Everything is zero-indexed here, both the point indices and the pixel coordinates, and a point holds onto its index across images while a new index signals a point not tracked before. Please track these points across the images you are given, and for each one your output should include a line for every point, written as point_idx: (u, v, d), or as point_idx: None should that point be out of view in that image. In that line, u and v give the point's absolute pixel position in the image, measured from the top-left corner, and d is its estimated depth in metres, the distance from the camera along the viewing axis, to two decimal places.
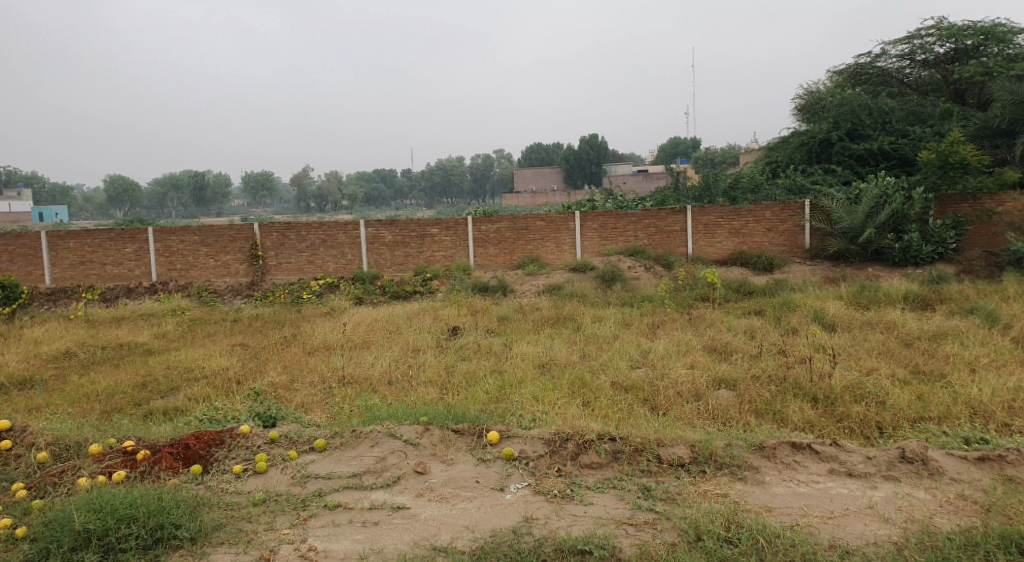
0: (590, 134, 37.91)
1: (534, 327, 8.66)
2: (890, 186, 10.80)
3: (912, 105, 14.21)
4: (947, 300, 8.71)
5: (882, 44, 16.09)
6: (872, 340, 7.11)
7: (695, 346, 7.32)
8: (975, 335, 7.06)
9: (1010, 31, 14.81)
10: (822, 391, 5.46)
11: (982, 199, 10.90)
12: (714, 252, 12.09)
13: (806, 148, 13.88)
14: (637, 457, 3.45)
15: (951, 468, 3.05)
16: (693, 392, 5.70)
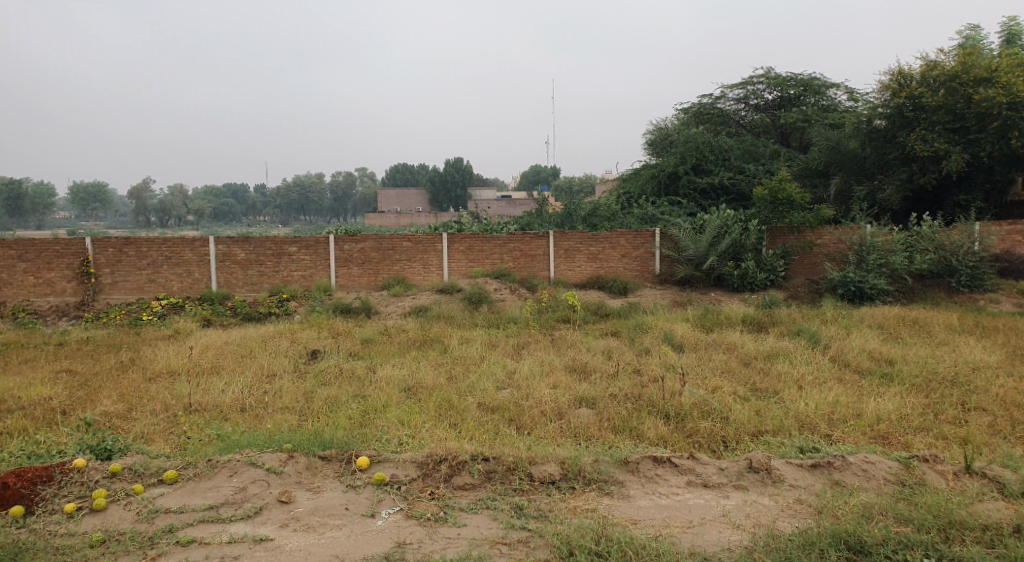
0: (455, 158, 38.10)
1: (399, 349, 8.53)
2: (729, 218, 11.93)
3: (747, 144, 15.72)
4: (778, 323, 9.65)
5: (721, 87, 17.72)
6: (715, 360, 7.71)
7: (557, 366, 7.55)
8: (801, 355, 7.86)
9: (824, 85, 16.88)
10: (674, 407, 5.83)
11: (805, 232, 12.24)
12: (574, 276, 12.59)
13: (656, 180, 14.89)
14: (510, 476, 3.48)
15: (790, 476, 3.34)
16: (556, 411, 5.87)
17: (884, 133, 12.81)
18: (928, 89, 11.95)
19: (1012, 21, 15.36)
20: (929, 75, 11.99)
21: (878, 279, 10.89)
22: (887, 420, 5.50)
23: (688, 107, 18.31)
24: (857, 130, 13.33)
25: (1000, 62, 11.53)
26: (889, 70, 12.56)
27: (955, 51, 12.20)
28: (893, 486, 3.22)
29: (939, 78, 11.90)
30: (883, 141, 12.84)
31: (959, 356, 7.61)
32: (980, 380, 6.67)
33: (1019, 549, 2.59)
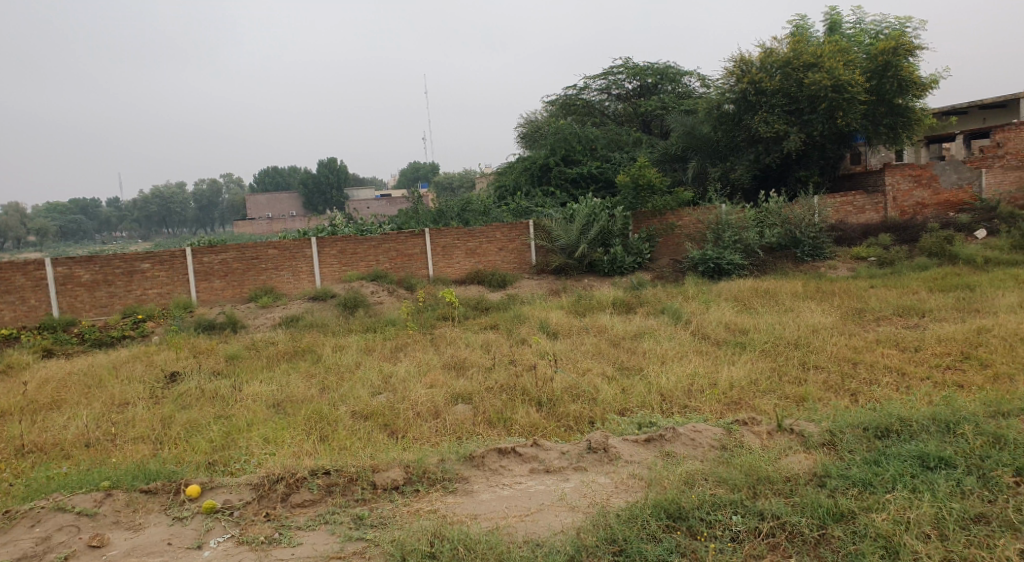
0: (329, 158, 37.07)
1: (268, 364, 8.15)
2: (596, 207, 12.31)
3: (613, 132, 16.28)
4: (645, 303, 10.08)
5: (584, 79, 18.25)
6: (587, 344, 7.93)
7: (433, 365, 7.49)
8: (664, 332, 8.24)
9: (678, 73, 17.81)
10: (545, 394, 5.91)
11: (666, 215, 12.81)
12: (452, 273, 12.56)
13: (529, 173, 15.17)
14: (352, 487, 3.42)
15: (626, 452, 3.52)
16: (431, 411, 5.81)
17: (732, 117, 13.68)
18: (766, 74, 12.85)
19: (834, 9, 16.80)
20: (767, 61, 12.87)
21: (733, 255, 11.62)
22: (738, 386, 5.86)
23: (555, 99, 18.72)
24: (708, 114, 14.13)
25: (825, 47, 12.54)
26: (732, 57, 13.40)
27: (787, 39, 13.16)
28: (716, 450, 3.47)
29: (775, 64, 12.80)
30: (732, 124, 13.76)
31: (801, 320, 8.28)
32: (817, 341, 7.27)
33: (812, 495, 2.84)
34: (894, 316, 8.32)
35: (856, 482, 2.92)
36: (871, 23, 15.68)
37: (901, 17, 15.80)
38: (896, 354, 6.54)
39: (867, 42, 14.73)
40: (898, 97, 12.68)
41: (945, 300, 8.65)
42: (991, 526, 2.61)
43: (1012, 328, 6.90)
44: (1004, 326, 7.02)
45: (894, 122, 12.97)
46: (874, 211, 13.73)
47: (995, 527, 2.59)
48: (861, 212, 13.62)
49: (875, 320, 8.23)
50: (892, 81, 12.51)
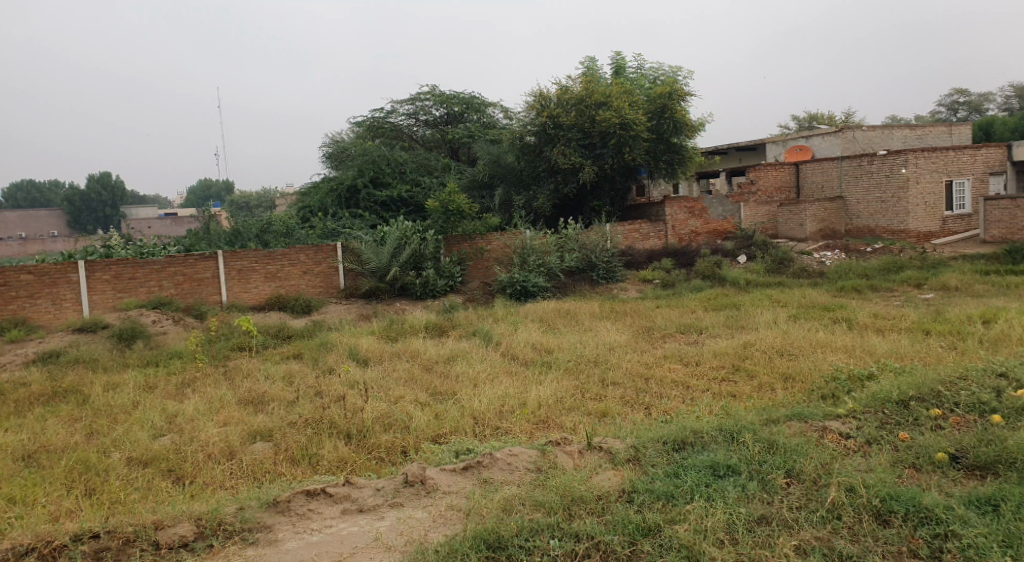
0: (102, 173, 32.91)
1: (18, 409, 6.88)
2: (408, 230, 12.23)
3: (421, 156, 16.29)
4: (456, 326, 10.13)
5: (391, 102, 18.14)
6: (398, 371, 7.73)
7: (228, 401, 6.83)
8: (476, 355, 8.30)
9: (483, 103, 18.38)
10: (355, 425, 5.63)
11: (476, 239, 13.08)
12: (250, 299, 11.65)
13: (335, 194, 14.62)
14: (129, 550, 2.96)
15: (443, 483, 3.45)
16: (225, 452, 5.26)
17: (533, 148, 14.40)
18: (563, 109, 13.68)
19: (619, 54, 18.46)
20: (563, 97, 13.74)
21: (537, 278, 12.13)
22: (546, 405, 6.04)
23: (362, 120, 18.37)
24: (513, 145, 14.74)
25: (612, 88, 13.65)
26: (532, 91, 14.12)
27: (580, 78, 14.16)
28: (532, 473, 3.53)
29: (570, 100, 13.69)
30: (533, 155, 14.48)
31: (600, 339, 8.83)
32: (615, 358, 7.78)
33: (622, 512, 2.98)
34: (677, 333, 9.21)
35: (660, 496, 3.12)
36: (649, 69, 17.46)
37: (673, 67, 17.80)
38: (681, 369, 7.21)
39: (647, 86, 16.35)
40: (674, 137, 14.20)
41: (718, 318, 9.77)
42: (771, 526, 2.91)
43: (770, 342, 7.95)
44: (764, 340, 8.07)
45: (671, 159, 14.50)
46: (657, 238, 15.19)
47: (774, 527, 2.90)
48: (646, 239, 15.01)
49: (661, 337, 9.05)
50: (668, 122, 13.98)
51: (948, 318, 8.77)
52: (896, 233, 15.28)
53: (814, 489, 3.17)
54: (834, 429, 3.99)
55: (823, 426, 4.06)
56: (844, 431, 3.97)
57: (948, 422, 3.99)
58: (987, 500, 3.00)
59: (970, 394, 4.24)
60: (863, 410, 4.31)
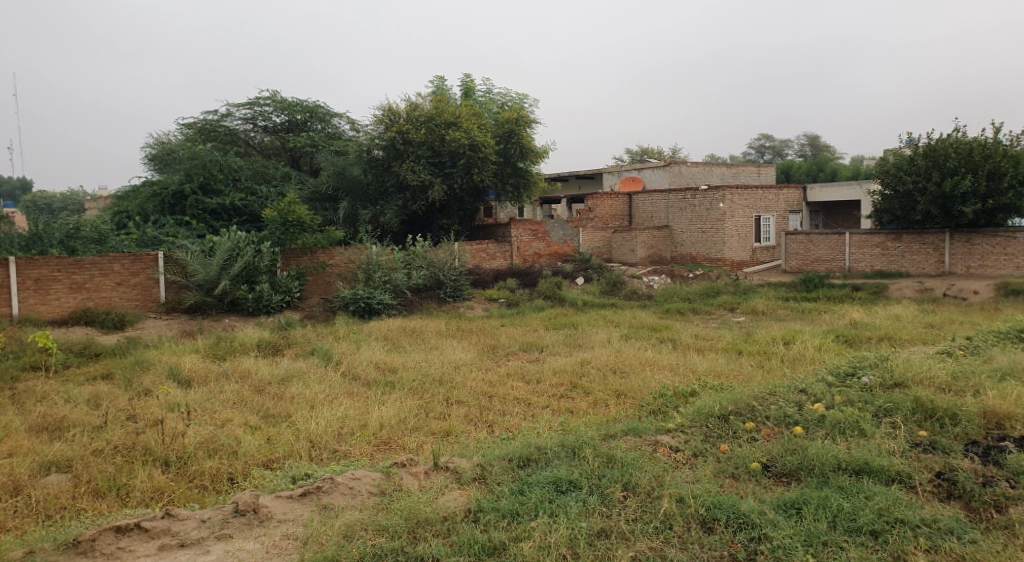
0: None
1: None
2: (241, 240, 11.32)
3: (258, 164, 15.40)
4: (293, 345, 9.61)
5: (227, 105, 17.05)
6: (226, 392, 7.16)
7: (16, 429, 5.92)
8: (314, 374, 7.92)
9: (328, 113, 17.84)
10: (175, 452, 5.10)
11: (317, 253, 12.54)
12: (49, 313, 10.31)
13: (158, 200, 13.41)
14: None
15: (278, 511, 3.22)
16: (11, 487, 4.55)
17: (381, 163, 14.18)
18: (412, 126, 13.62)
19: (468, 76, 18.78)
20: (413, 114, 13.68)
21: (382, 295, 11.87)
22: (388, 425, 5.87)
23: (192, 121, 17.08)
24: (359, 158, 14.41)
25: (462, 109, 13.85)
26: (381, 106, 13.93)
27: (429, 97, 14.20)
28: (375, 497, 3.41)
29: (419, 118, 13.67)
30: (381, 170, 14.26)
31: (444, 357, 8.81)
32: (459, 377, 7.78)
33: (467, 532, 2.99)
34: (519, 351, 9.44)
35: (505, 514, 3.16)
36: (497, 94, 17.93)
37: (520, 94, 18.40)
38: (523, 387, 7.37)
39: (495, 111, 16.78)
40: (520, 161, 14.65)
41: (557, 337, 10.15)
42: (609, 538, 3.04)
43: (605, 360, 8.39)
44: (600, 358, 8.50)
45: (517, 183, 14.94)
46: (502, 259, 15.48)
47: (612, 539, 3.02)
48: (492, 259, 15.24)
49: (504, 355, 9.21)
50: (515, 147, 14.41)
51: (756, 339, 9.81)
52: (713, 261, 16.86)
53: (647, 501, 3.36)
54: (665, 443, 4.27)
55: (656, 440, 4.34)
56: (673, 445, 4.27)
57: (760, 434, 4.42)
58: (792, 503, 3.34)
59: (777, 409, 4.74)
60: (689, 424, 4.66)
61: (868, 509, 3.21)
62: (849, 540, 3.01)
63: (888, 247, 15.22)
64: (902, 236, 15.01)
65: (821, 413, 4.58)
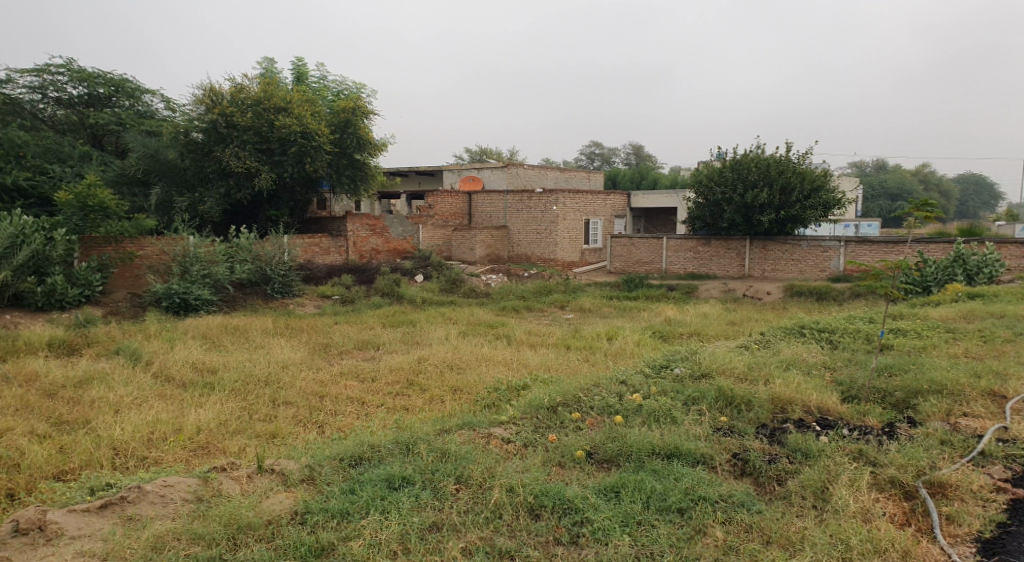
0: None
1: None
2: (26, 225, 9.89)
3: (49, 140, 13.54)
4: (93, 344, 8.60)
5: (7, 71, 14.77)
6: (7, 398, 6.24)
7: None
8: (118, 376, 7.14)
9: (138, 89, 16.13)
10: None
11: (123, 242, 11.29)
12: None
13: None
14: None
15: (71, 526, 2.95)
16: None
17: (200, 146, 13.09)
18: (237, 109, 12.73)
19: (300, 61, 17.89)
20: (238, 96, 12.76)
21: (201, 290, 10.99)
22: (207, 428, 5.45)
23: None
24: (174, 140, 13.21)
25: (294, 95, 13.15)
26: (202, 85, 12.86)
27: (258, 80, 13.36)
28: (191, 504, 3.20)
29: (246, 101, 12.79)
30: (200, 154, 13.16)
31: (272, 356, 8.35)
32: (287, 377, 7.42)
33: (293, 534, 2.95)
34: (354, 350, 9.20)
35: (334, 514, 3.12)
36: (332, 82, 17.28)
37: (356, 83, 17.85)
38: (357, 386, 7.20)
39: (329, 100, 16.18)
40: (355, 153, 14.24)
41: (393, 334, 10.02)
42: (441, 531, 3.08)
43: (441, 357, 8.43)
44: (435, 355, 8.53)
45: (353, 175, 14.55)
46: (337, 254, 14.96)
47: (444, 532, 3.07)
48: (326, 254, 14.66)
49: (338, 354, 8.94)
50: (351, 138, 14.00)
51: (584, 335, 10.37)
52: (547, 261, 17.67)
53: (479, 492, 3.44)
54: (497, 435, 4.39)
55: (488, 433, 4.44)
56: (505, 436, 4.39)
57: (585, 423, 4.68)
58: (612, 487, 3.58)
59: (601, 399, 5.05)
60: (520, 416, 4.83)
61: (676, 489, 3.52)
62: (660, 518, 3.28)
63: (699, 251, 16.78)
64: (711, 242, 16.62)
65: (639, 402, 4.95)
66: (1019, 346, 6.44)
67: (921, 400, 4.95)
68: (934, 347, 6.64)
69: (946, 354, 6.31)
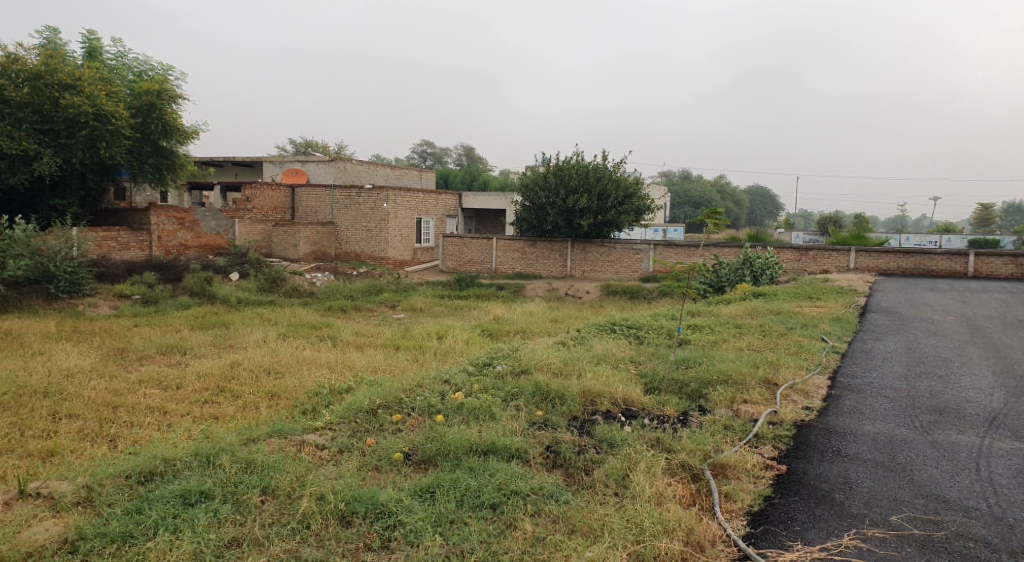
0: None
1: None
2: None
3: None
4: None
5: None
6: None
7: None
8: None
9: None
10: None
11: None
12: None
13: None
14: None
15: None
16: None
17: None
18: (10, 82, 11.09)
19: (92, 34, 16.00)
20: (11, 69, 11.11)
21: None
22: None
23: None
24: None
25: (84, 71, 11.68)
26: None
27: (37, 51, 11.73)
28: None
29: (21, 74, 11.18)
30: None
31: (53, 364, 7.35)
32: (72, 387, 6.57)
33: None
34: (157, 355, 8.37)
35: (115, 538, 2.87)
36: (132, 61, 15.60)
37: (163, 64, 16.29)
38: (159, 394, 6.56)
39: (129, 80, 14.62)
40: (161, 140, 12.99)
41: (205, 338, 9.27)
42: (240, 547, 2.92)
43: (257, 361, 7.93)
44: (251, 359, 8.02)
45: (158, 163, 13.26)
46: (138, 249, 13.55)
47: (243, 548, 2.91)
48: (125, 249, 13.22)
49: (137, 360, 8.08)
50: (156, 123, 12.75)
51: (412, 335, 10.30)
52: (377, 260, 17.34)
53: (286, 503, 3.28)
54: (311, 442, 4.22)
55: (301, 440, 4.25)
56: (319, 443, 4.24)
57: (405, 424, 4.63)
58: (428, 487, 3.59)
59: (422, 399, 5.03)
60: (338, 421, 4.68)
61: (490, 485, 3.60)
62: (472, 515, 3.33)
63: (526, 252, 17.38)
64: (537, 243, 17.28)
65: (460, 401, 4.99)
66: (791, 338, 7.39)
67: (711, 389, 5.49)
68: (724, 341, 7.42)
69: (734, 347, 7.08)
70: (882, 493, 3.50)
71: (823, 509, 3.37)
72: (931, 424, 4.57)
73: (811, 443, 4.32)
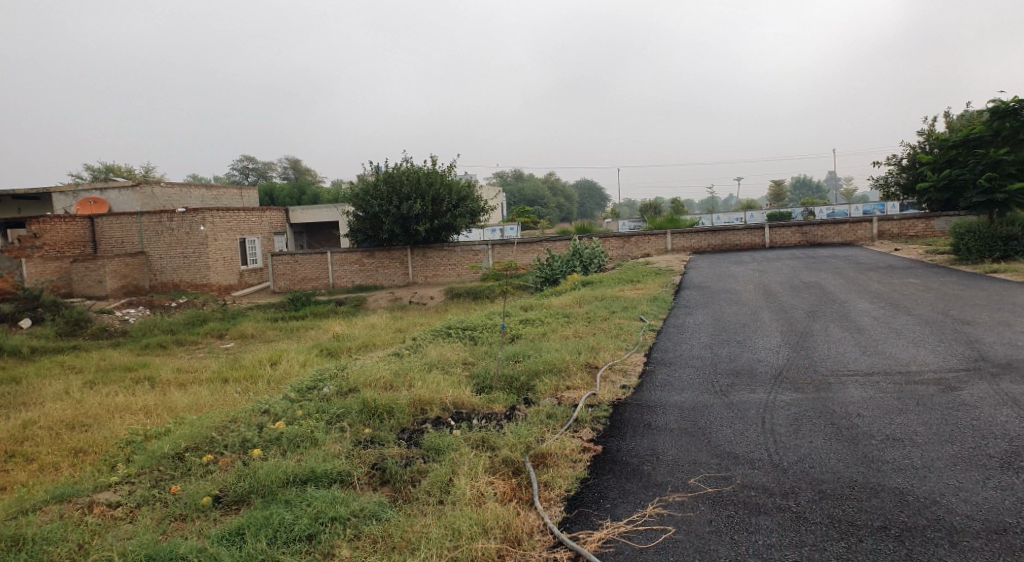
0: None
1: None
2: None
3: None
4: None
5: None
6: None
7: None
8: None
9: None
10: None
11: None
12: None
13: None
14: None
15: None
16: None
17: None
18: None
19: None
20: None
21: None
22: None
23: None
24: None
25: None
26: None
27: None
28: None
29: None
30: None
31: None
32: None
33: None
34: None
35: None
36: None
37: None
38: None
39: None
40: None
41: None
42: None
43: (55, 417, 7.00)
44: (47, 416, 7.06)
45: None
46: None
47: None
48: None
49: None
50: None
51: (242, 364, 9.63)
52: (199, 287, 16.10)
53: None
54: (101, 501, 3.79)
55: (90, 502, 3.81)
56: (112, 501, 3.82)
57: (217, 465, 4.30)
58: (236, 530, 3.34)
59: (238, 435, 4.70)
60: (136, 473, 4.25)
61: (305, 515, 3.42)
62: (285, 552, 3.15)
63: (364, 264, 16.98)
64: (374, 254, 16.94)
65: (278, 431, 4.72)
66: (613, 322, 7.81)
67: (537, 380, 5.63)
68: (553, 332, 7.66)
69: (561, 336, 7.34)
70: (684, 459, 3.76)
71: (632, 483, 3.56)
72: (728, 387, 5.00)
73: (626, 421, 4.56)
